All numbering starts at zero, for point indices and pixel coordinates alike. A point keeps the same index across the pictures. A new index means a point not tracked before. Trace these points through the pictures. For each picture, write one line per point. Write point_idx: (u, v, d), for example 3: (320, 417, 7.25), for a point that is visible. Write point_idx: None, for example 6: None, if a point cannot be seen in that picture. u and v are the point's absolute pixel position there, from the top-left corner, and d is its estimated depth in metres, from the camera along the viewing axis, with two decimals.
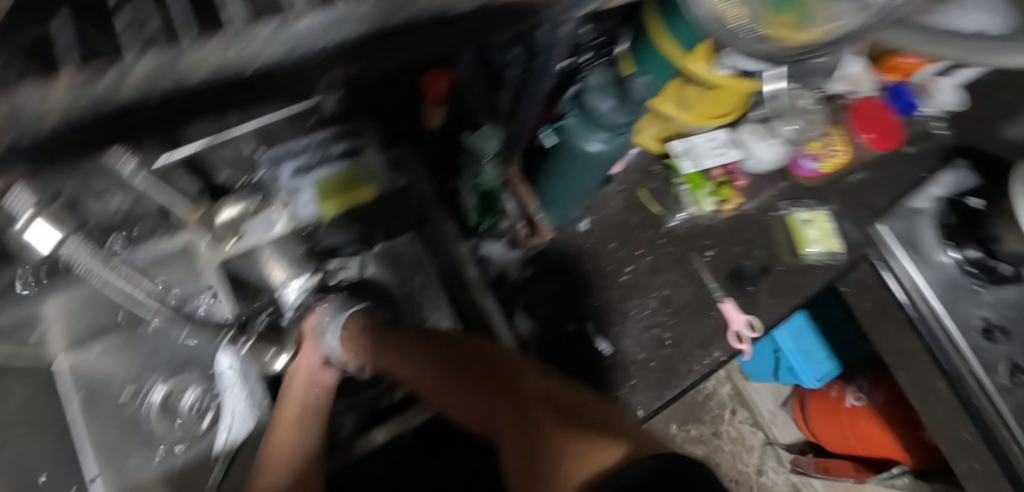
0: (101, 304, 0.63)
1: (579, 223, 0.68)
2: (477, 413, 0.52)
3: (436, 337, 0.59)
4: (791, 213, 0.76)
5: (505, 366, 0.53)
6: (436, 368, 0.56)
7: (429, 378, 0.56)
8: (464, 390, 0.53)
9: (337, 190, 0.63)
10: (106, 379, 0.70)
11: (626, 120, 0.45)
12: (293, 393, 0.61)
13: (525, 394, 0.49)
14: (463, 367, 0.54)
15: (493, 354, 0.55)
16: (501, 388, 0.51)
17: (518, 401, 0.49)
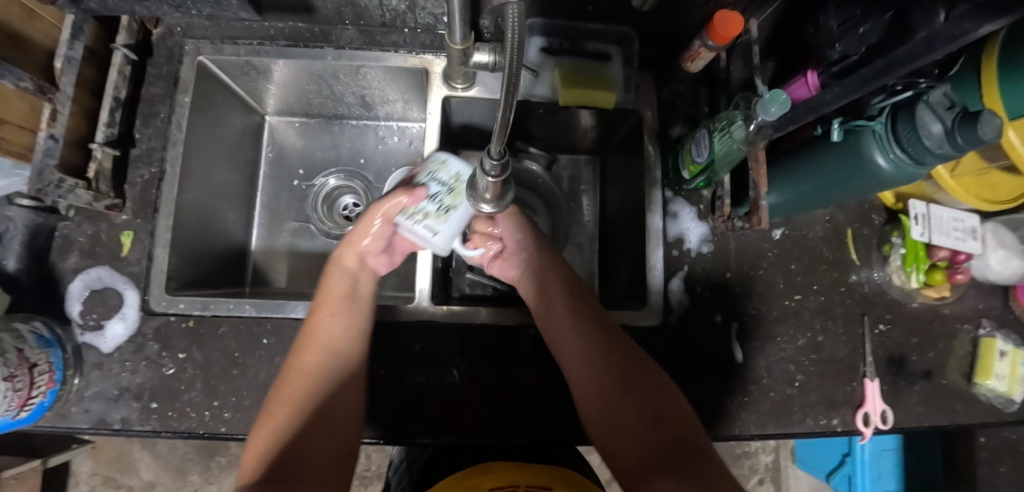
0: (328, 87, 0.68)
1: (774, 229, 0.64)
2: (604, 420, 0.49)
3: (587, 305, 0.56)
4: (989, 337, 0.67)
5: (649, 378, 0.50)
6: (580, 343, 0.53)
7: (582, 353, 0.52)
8: (601, 389, 0.50)
9: (578, 82, 0.60)
10: (293, 149, 0.76)
11: (947, 152, 0.40)
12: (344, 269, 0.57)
13: (669, 425, 0.47)
14: (608, 356, 0.51)
15: (634, 355, 0.52)
16: (642, 408, 0.48)
17: (665, 434, 0.46)
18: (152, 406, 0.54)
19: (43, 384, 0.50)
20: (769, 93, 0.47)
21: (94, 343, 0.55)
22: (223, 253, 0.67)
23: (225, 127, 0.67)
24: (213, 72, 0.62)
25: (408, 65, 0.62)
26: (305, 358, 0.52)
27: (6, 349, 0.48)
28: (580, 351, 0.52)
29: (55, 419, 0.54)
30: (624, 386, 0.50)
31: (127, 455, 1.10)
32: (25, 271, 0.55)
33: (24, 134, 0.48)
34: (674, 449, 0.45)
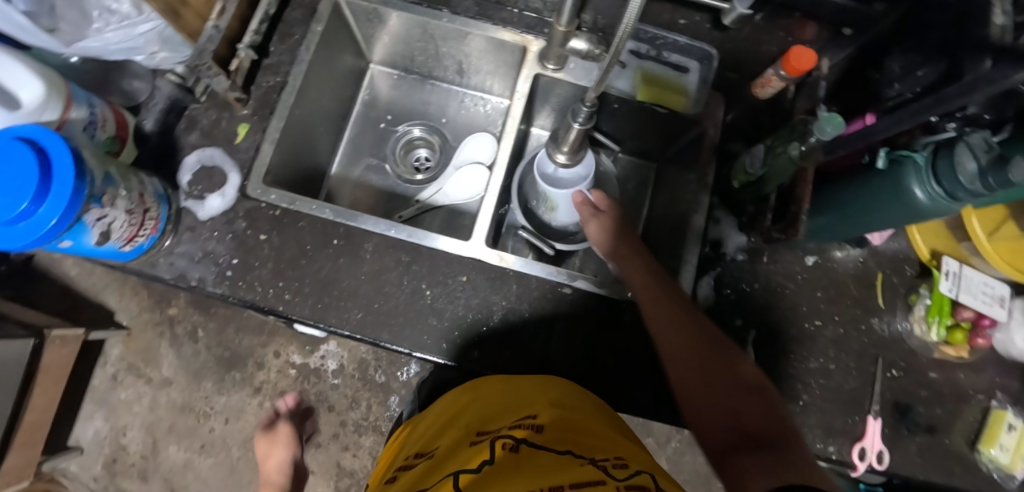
0: (434, 46, 0.77)
1: (807, 255, 0.68)
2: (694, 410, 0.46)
3: (682, 303, 0.54)
4: (1000, 409, 0.68)
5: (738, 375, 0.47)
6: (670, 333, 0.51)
7: (668, 332, 0.51)
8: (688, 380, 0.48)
9: (657, 83, 0.68)
10: (387, 97, 0.85)
11: (977, 189, 0.45)
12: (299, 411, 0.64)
13: (753, 411, 0.43)
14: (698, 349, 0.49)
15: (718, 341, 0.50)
16: (726, 397, 0.45)
17: (749, 426, 0.42)
18: (227, 273, 0.62)
19: (148, 228, 0.59)
20: (827, 115, 0.53)
21: (194, 209, 0.63)
22: (309, 167, 0.75)
23: (339, 62, 0.76)
24: (344, 12, 0.72)
25: (510, 40, 0.70)
26: None
27: (132, 187, 0.57)
28: (681, 338, 0.50)
29: (144, 264, 0.62)
30: (709, 380, 0.47)
31: (154, 349, 1.18)
32: (155, 133, 0.64)
33: (196, 20, 0.58)
34: (759, 441, 0.40)
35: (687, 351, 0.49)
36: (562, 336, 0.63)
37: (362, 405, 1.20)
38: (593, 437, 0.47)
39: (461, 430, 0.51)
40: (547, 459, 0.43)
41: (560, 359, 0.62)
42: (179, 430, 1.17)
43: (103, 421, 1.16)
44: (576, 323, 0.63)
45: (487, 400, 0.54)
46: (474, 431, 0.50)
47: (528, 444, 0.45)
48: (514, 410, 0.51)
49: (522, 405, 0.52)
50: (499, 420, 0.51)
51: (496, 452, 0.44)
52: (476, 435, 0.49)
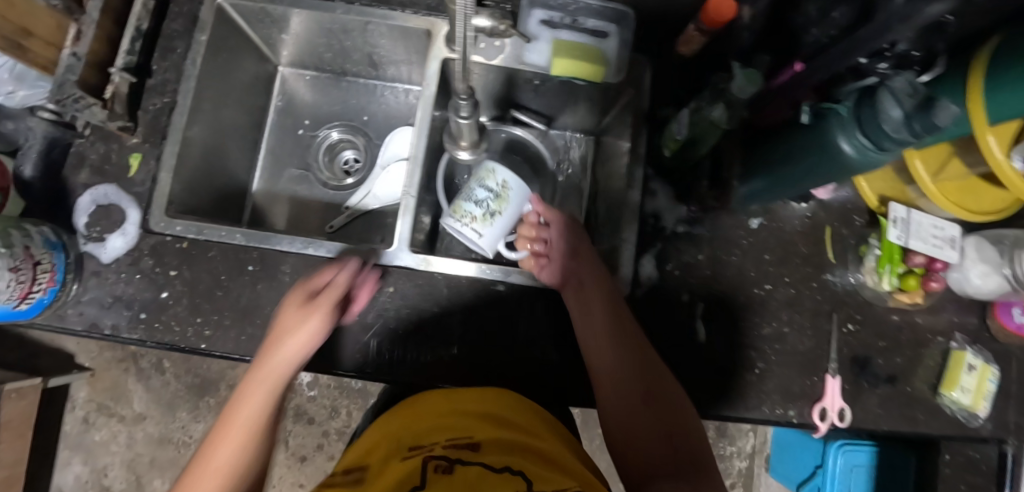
0: (336, 41, 0.71)
1: (751, 218, 0.65)
2: (625, 431, 0.53)
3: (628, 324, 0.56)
4: (960, 349, 0.66)
5: (671, 402, 0.53)
6: (612, 352, 0.54)
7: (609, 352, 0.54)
8: (623, 403, 0.53)
9: (573, 52, 0.61)
10: (302, 100, 0.79)
11: (903, 138, 0.41)
12: (300, 334, 0.52)
13: (681, 438, 0.51)
14: (636, 372, 0.54)
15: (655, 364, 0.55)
16: (658, 422, 0.52)
17: (679, 452, 0.50)
18: (141, 316, 0.58)
19: (45, 281, 0.54)
20: (744, 71, 0.51)
21: (95, 253, 0.59)
22: (223, 187, 0.70)
23: (239, 71, 0.71)
24: (230, 15, 0.66)
25: (413, 26, 0.65)
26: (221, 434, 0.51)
27: (14, 244, 0.53)
28: (621, 360, 0.54)
29: (51, 318, 0.58)
30: (647, 399, 0.52)
31: (122, 386, 1.15)
32: (38, 179, 0.59)
33: (50, 49, 0.52)
34: (686, 471, 0.48)
35: (630, 372, 0.54)
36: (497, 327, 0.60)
37: (342, 412, 1.18)
38: (534, 459, 0.44)
39: (393, 445, 0.48)
40: (482, 480, 0.41)
41: (498, 356, 0.59)
42: (160, 463, 1.14)
43: (83, 465, 1.14)
44: (513, 314, 0.61)
45: (425, 413, 0.51)
46: (406, 446, 0.47)
47: (462, 464, 0.43)
48: (451, 425, 0.48)
49: (456, 424, 0.48)
50: (434, 434, 0.47)
51: (428, 475, 0.41)
52: (405, 452, 0.46)
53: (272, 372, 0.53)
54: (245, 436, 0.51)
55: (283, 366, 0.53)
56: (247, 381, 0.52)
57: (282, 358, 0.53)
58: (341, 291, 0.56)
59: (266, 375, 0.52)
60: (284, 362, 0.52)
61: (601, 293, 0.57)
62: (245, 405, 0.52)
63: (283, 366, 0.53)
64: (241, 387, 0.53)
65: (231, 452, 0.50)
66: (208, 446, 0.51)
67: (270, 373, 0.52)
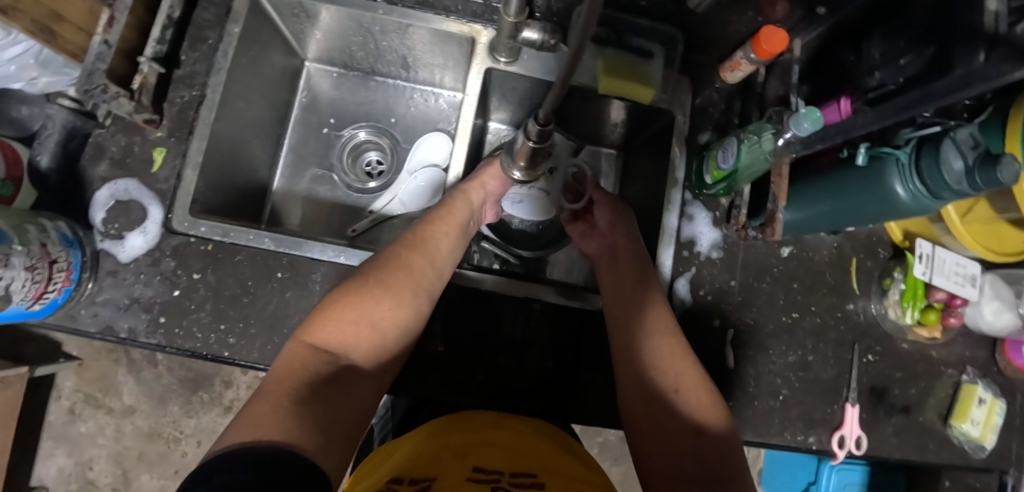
0: (371, 40, 0.69)
1: (783, 246, 0.66)
2: (647, 422, 0.50)
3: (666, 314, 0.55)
4: (971, 383, 0.68)
5: (702, 400, 0.50)
6: (642, 339, 0.53)
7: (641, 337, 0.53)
8: (645, 394, 0.51)
9: (623, 71, 0.62)
10: (327, 97, 0.77)
11: (962, 188, 0.42)
12: (485, 188, 0.63)
13: (711, 440, 0.47)
14: (669, 360, 0.52)
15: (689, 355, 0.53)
16: (685, 420, 0.48)
17: (708, 457, 0.46)
18: (160, 320, 0.56)
19: (59, 281, 0.51)
20: (803, 109, 0.49)
21: (113, 251, 0.56)
22: (245, 185, 0.67)
23: (267, 64, 0.68)
24: (265, 7, 0.63)
25: (456, 32, 0.63)
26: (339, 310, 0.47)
27: (30, 241, 0.49)
28: (654, 348, 0.52)
29: (64, 318, 0.55)
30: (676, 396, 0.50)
31: (111, 377, 1.10)
32: (55, 171, 0.55)
33: (81, 35, 0.49)
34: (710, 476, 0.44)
35: (660, 364, 0.52)
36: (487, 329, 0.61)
37: None
38: None
39: (459, 458, 0.46)
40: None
41: (515, 367, 0.60)
42: (149, 457, 1.11)
43: (66, 457, 1.10)
44: (515, 322, 0.61)
45: (476, 440, 0.49)
46: (472, 464, 0.45)
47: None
48: (509, 459, 0.46)
49: (517, 458, 0.47)
50: (501, 462, 0.46)
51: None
52: (472, 471, 0.44)
53: (454, 231, 0.58)
54: (428, 276, 0.53)
55: (458, 233, 0.59)
56: (355, 297, 0.48)
57: (456, 222, 0.59)
58: (499, 186, 0.65)
59: (438, 246, 0.56)
60: (460, 218, 0.59)
61: (633, 270, 0.58)
62: (432, 246, 0.55)
63: (447, 239, 0.57)
64: (335, 302, 0.47)
65: (414, 283, 0.51)
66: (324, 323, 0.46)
67: (446, 235, 0.57)
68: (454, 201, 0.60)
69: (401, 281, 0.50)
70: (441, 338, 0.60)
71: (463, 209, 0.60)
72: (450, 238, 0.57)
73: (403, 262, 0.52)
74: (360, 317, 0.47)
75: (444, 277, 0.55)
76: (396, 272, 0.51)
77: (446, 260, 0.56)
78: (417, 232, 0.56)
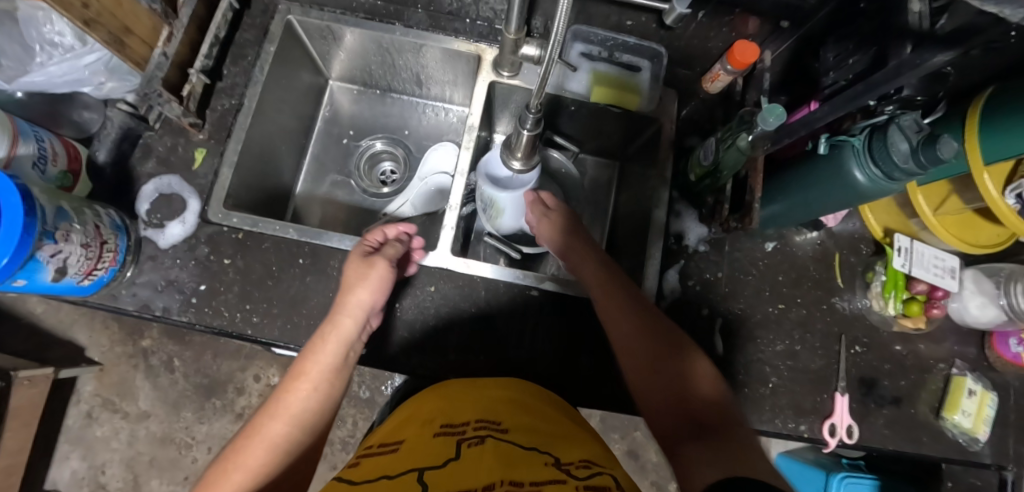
0: (389, 59, 0.77)
1: (767, 242, 0.71)
2: (647, 399, 0.51)
3: (639, 300, 0.58)
4: (960, 375, 0.69)
5: (688, 372, 0.51)
6: (624, 336, 0.55)
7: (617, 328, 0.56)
8: (637, 374, 0.53)
9: (611, 83, 0.69)
10: (348, 112, 0.85)
11: (911, 167, 0.47)
12: (354, 307, 0.56)
13: (701, 405, 0.48)
14: (643, 338, 0.54)
15: (670, 332, 0.55)
16: (675, 388, 0.50)
17: (697, 415, 0.47)
18: (192, 300, 0.61)
19: (107, 261, 0.58)
20: (768, 106, 0.54)
21: (154, 238, 0.62)
22: (272, 185, 0.74)
23: (297, 80, 0.76)
24: (297, 30, 0.72)
25: (465, 50, 0.71)
26: (229, 470, 0.45)
27: (88, 220, 0.56)
28: (629, 328, 0.55)
29: (106, 297, 0.60)
30: (657, 368, 0.52)
31: (129, 382, 1.12)
32: (110, 164, 0.63)
33: (144, 48, 0.58)
34: (703, 428, 0.45)
35: (640, 339, 0.54)
36: (491, 317, 0.66)
37: (347, 422, 1.18)
38: (555, 438, 0.47)
39: (426, 423, 0.49)
40: (514, 453, 0.42)
41: (521, 356, 0.64)
42: (160, 462, 1.13)
43: (80, 460, 1.13)
44: (516, 315, 0.66)
45: (452, 400, 0.53)
46: (439, 424, 0.48)
47: (493, 438, 0.45)
48: (481, 410, 0.50)
49: (483, 410, 0.50)
50: (465, 415, 0.49)
51: (460, 449, 0.43)
52: (439, 427, 0.48)
53: (323, 380, 0.53)
54: (293, 436, 0.49)
55: (328, 375, 0.53)
56: (246, 440, 0.48)
57: (330, 360, 0.54)
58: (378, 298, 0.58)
59: (294, 402, 0.51)
60: (325, 363, 0.53)
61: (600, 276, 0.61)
62: (293, 405, 0.50)
63: (307, 389, 0.52)
64: (234, 448, 0.48)
65: (282, 446, 0.48)
66: (220, 472, 0.46)
67: (310, 377, 0.52)
68: (323, 340, 0.55)
69: (260, 455, 0.47)
70: (451, 333, 0.65)
71: (334, 348, 0.54)
72: (313, 386, 0.52)
73: (265, 431, 0.48)
74: (251, 466, 0.46)
75: (317, 422, 0.51)
76: (255, 452, 0.47)
77: (314, 405, 0.51)
78: (286, 388, 0.52)
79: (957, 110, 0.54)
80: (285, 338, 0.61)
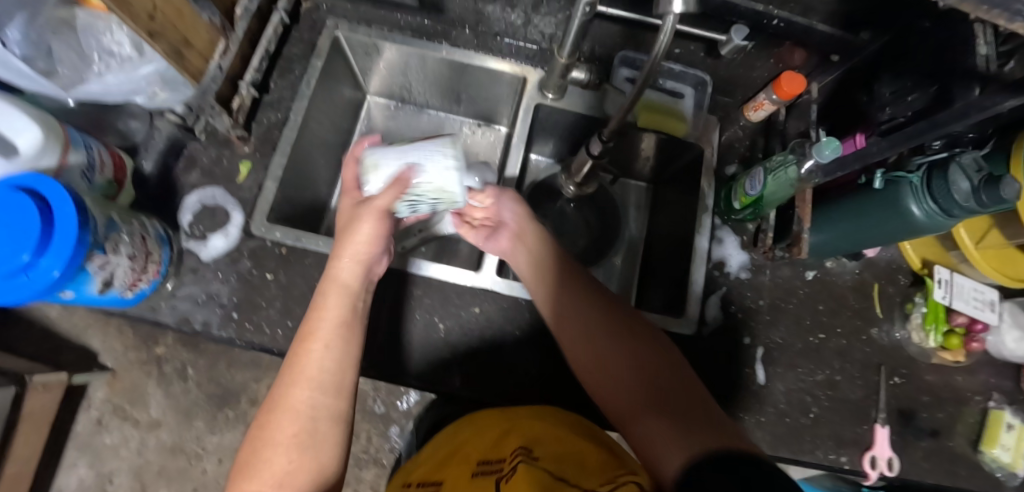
0: (431, 76, 0.77)
1: (806, 270, 0.71)
2: (632, 424, 0.46)
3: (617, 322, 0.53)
4: (999, 409, 0.70)
5: (677, 386, 0.47)
6: (607, 361, 0.50)
7: (600, 360, 0.51)
8: (619, 401, 0.48)
9: (656, 109, 0.70)
10: (384, 128, 0.84)
11: (971, 206, 0.47)
12: (336, 288, 0.50)
13: (694, 421, 0.43)
14: (629, 364, 0.49)
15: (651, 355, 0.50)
16: (663, 407, 0.45)
17: (693, 432, 0.41)
18: (233, 315, 0.60)
19: (150, 272, 0.57)
20: (824, 139, 0.55)
21: (196, 250, 0.61)
22: (311, 199, 0.74)
23: (339, 95, 0.76)
24: (344, 46, 0.72)
25: (510, 71, 0.72)
26: None
27: (135, 231, 0.55)
28: (613, 361, 0.50)
29: (146, 309, 0.59)
30: (649, 397, 0.46)
31: (141, 389, 1.07)
32: (155, 173, 0.62)
33: (200, 60, 0.58)
34: (700, 443, 0.40)
35: (625, 373, 0.49)
36: (533, 340, 0.65)
37: None
38: (584, 465, 0.43)
39: (465, 459, 0.49)
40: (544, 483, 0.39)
41: (563, 381, 0.64)
42: (169, 473, 1.10)
43: (88, 469, 1.10)
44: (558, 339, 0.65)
45: (486, 430, 0.51)
46: (477, 461, 0.48)
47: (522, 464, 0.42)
48: (515, 438, 0.48)
49: (513, 439, 0.48)
50: (498, 450, 0.47)
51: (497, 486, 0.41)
52: (477, 466, 0.47)
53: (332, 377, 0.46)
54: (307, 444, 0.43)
55: (329, 366, 0.46)
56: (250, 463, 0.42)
57: (322, 357, 0.46)
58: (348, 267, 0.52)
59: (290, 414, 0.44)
60: (324, 363, 0.46)
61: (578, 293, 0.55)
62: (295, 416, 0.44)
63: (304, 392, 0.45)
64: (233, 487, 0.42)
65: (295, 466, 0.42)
66: None
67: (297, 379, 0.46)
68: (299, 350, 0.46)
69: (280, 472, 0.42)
70: (493, 355, 0.64)
71: (327, 340, 0.47)
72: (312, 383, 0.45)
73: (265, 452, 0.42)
74: None
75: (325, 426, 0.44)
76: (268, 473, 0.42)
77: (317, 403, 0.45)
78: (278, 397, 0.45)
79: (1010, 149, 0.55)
80: None
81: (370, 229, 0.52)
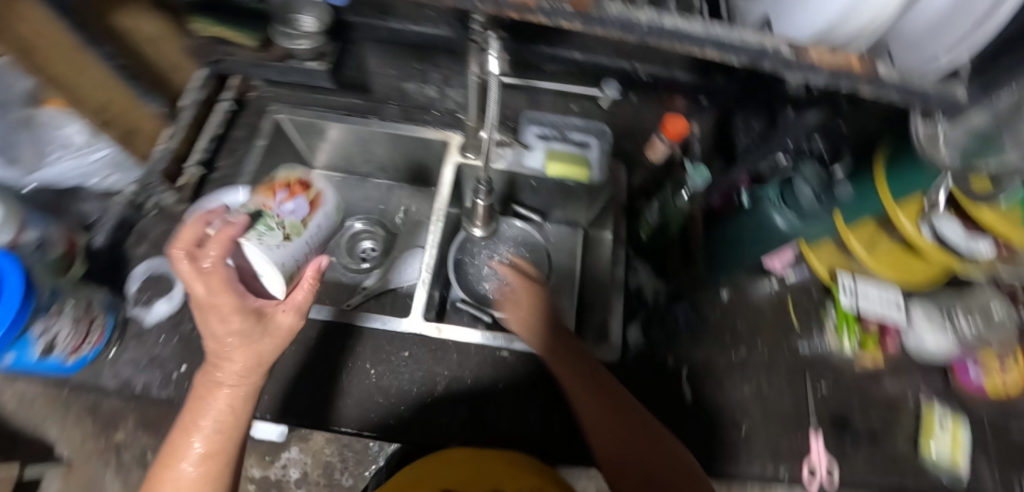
0: (366, 147, 0.85)
1: (721, 290, 0.76)
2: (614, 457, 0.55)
3: (605, 386, 0.58)
4: (929, 407, 0.71)
5: (643, 429, 0.56)
6: (591, 408, 0.56)
7: (590, 408, 0.56)
8: (597, 429, 0.56)
9: (563, 159, 0.76)
10: (331, 197, 0.92)
11: (818, 209, 0.54)
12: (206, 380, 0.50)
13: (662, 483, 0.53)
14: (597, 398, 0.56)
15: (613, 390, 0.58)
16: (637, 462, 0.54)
17: (658, 477, 0.53)
18: (174, 375, 0.63)
19: (94, 337, 0.61)
20: (694, 169, 0.64)
21: (140, 316, 0.65)
22: None
23: (285, 170, 0.84)
24: (285, 127, 0.80)
25: (434, 138, 0.80)
26: None
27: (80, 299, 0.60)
28: (592, 413, 0.56)
29: (88, 376, 0.62)
30: (621, 435, 0.55)
31: (98, 480, 1.05)
32: (105, 248, 0.68)
33: None
34: None
35: (603, 414, 0.56)
36: (462, 379, 0.67)
37: None
38: None
39: None
40: None
41: (496, 414, 0.66)
42: None
43: None
44: (490, 377, 0.67)
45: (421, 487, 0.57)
46: None
47: None
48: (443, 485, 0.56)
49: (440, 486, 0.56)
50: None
51: None
52: None
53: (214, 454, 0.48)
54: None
55: (221, 432, 0.48)
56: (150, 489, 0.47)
57: (207, 431, 0.48)
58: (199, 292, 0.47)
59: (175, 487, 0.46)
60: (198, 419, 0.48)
61: (571, 349, 0.60)
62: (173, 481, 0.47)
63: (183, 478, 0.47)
64: None
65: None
66: None
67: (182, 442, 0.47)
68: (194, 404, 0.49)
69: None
70: (425, 394, 0.66)
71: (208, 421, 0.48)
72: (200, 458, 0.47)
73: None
74: None
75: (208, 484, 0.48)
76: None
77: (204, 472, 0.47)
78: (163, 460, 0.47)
79: (863, 159, 0.62)
80: (266, 408, 0.63)
81: (263, 352, 0.50)
